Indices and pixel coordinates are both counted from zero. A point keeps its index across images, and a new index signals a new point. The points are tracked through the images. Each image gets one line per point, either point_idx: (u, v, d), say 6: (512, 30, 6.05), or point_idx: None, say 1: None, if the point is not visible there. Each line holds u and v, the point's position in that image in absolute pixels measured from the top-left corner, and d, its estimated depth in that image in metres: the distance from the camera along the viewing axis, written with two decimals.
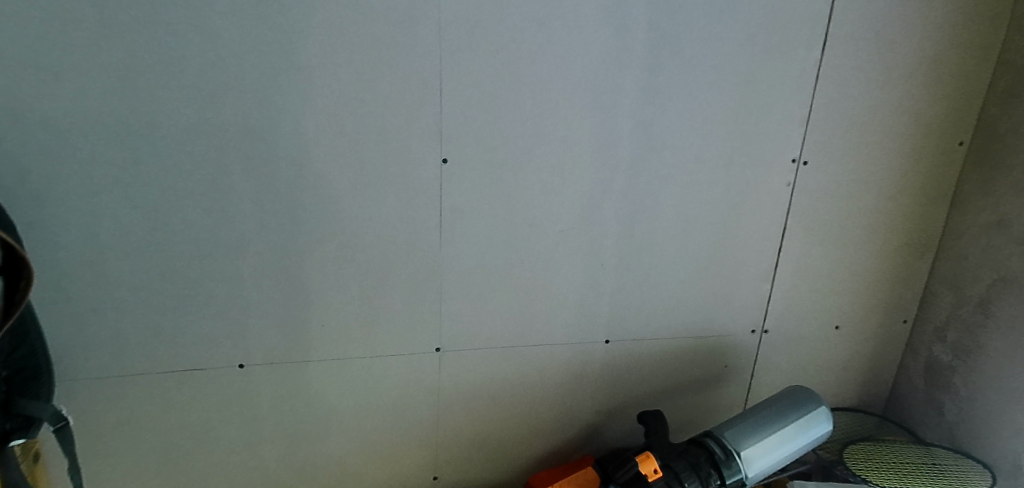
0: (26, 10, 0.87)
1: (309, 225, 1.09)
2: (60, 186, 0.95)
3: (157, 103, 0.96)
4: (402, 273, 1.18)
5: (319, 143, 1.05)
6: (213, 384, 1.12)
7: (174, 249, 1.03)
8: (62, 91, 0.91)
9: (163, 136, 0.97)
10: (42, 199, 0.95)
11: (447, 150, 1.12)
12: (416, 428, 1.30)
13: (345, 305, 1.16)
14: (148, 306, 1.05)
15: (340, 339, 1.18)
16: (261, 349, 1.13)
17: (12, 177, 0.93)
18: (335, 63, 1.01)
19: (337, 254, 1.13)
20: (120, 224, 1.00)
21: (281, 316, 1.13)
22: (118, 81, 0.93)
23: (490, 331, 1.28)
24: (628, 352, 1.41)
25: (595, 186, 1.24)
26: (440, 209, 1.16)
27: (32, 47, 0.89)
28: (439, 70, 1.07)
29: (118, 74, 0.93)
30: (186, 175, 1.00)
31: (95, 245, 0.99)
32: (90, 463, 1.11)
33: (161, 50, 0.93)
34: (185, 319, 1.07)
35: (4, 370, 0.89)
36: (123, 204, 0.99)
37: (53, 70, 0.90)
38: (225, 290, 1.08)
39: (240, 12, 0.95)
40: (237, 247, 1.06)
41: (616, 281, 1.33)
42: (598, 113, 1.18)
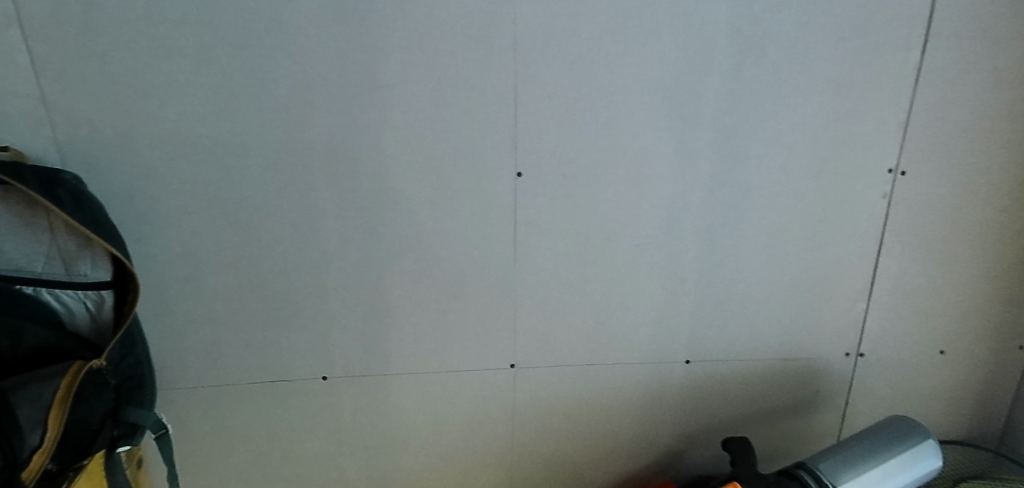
0: (132, 39, 0.90)
1: (388, 239, 1.11)
2: (163, 205, 1.00)
3: (250, 124, 0.99)
4: (478, 288, 1.18)
5: (397, 158, 1.07)
6: (298, 394, 1.16)
7: (263, 263, 1.07)
8: (166, 116, 0.95)
9: (255, 155, 1.01)
10: (146, 216, 1.00)
11: (522, 164, 1.12)
12: (492, 446, 1.29)
13: (421, 319, 1.17)
14: (239, 318, 1.09)
15: (417, 353, 1.19)
16: (342, 361, 1.16)
17: (121, 197, 0.98)
18: (413, 79, 1.03)
19: (415, 268, 1.14)
20: (216, 240, 1.04)
21: (361, 328, 1.15)
22: (215, 105, 0.96)
23: (566, 349, 1.26)
24: (710, 373, 1.35)
25: (674, 200, 1.20)
26: (515, 223, 1.15)
27: (139, 75, 0.92)
28: (514, 83, 1.07)
29: (215, 98, 0.96)
30: (275, 192, 1.03)
31: (193, 260, 1.04)
32: (188, 468, 1.17)
33: (254, 73, 0.96)
34: (274, 332, 1.11)
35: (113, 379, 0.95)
36: (219, 221, 1.03)
37: (157, 97, 0.94)
38: (309, 303, 1.11)
39: (326, 34, 0.97)
40: (320, 261, 1.09)
41: (696, 299, 1.28)
42: (675, 123, 1.15)
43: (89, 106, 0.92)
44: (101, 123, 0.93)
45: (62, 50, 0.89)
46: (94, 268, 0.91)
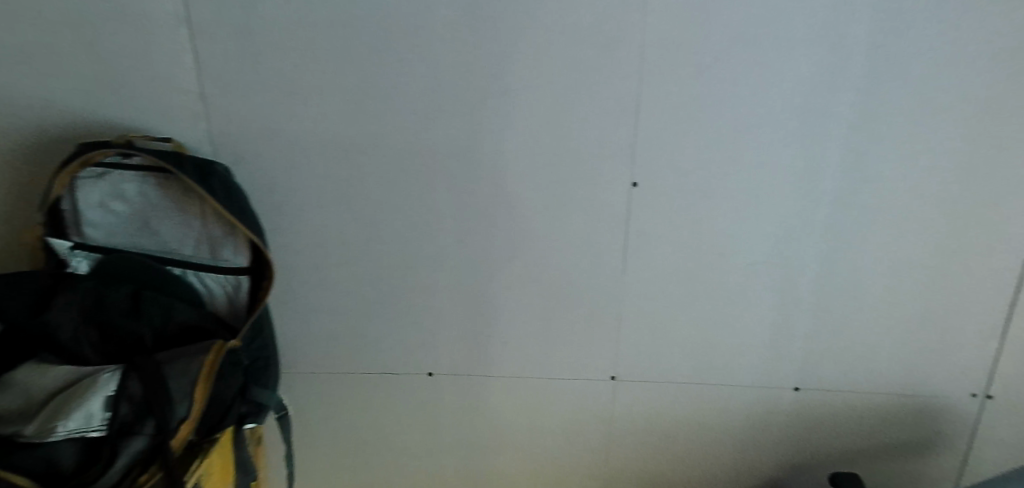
0: (282, 41, 0.95)
1: (500, 242, 1.12)
2: (297, 198, 1.05)
3: (382, 124, 1.03)
4: (584, 296, 1.17)
5: (515, 163, 1.08)
6: (404, 388, 1.19)
7: (382, 258, 1.11)
8: (307, 114, 1.00)
9: (384, 154, 1.04)
10: (281, 208, 1.06)
11: (637, 174, 1.10)
12: (586, 457, 1.28)
13: (526, 324, 1.18)
14: (356, 310, 1.14)
15: (518, 357, 1.19)
16: (448, 358, 1.18)
17: (261, 189, 1.04)
18: (537, 85, 1.03)
19: (523, 272, 1.14)
20: (342, 233, 1.09)
21: (467, 328, 1.17)
22: (352, 105, 1.01)
23: (668, 365, 1.23)
24: (819, 402, 1.28)
25: (794, 219, 1.15)
26: (626, 234, 1.14)
27: (286, 74, 0.97)
28: (637, 91, 1.05)
29: (353, 98, 1.00)
30: (398, 190, 1.07)
31: (320, 251, 1.09)
32: (298, 449, 1.23)
33: (388, 75, 1.00)
34: (387, 324, 1.15)
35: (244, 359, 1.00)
36: (345, 216, 1.07)
37: (301, 95, 0.99)
38: (421, 299, 1.14)
39: (458, 39, 0.99)
40: (434, 260, 1.12)
41: (810, 324, 1.22)
42: (802, 140, 1.09)
43: (241, 102, 0.98)
44: (250, 118, 0.99)
45: (221, 49, 0.94)
46: (235, 254, 0.97)
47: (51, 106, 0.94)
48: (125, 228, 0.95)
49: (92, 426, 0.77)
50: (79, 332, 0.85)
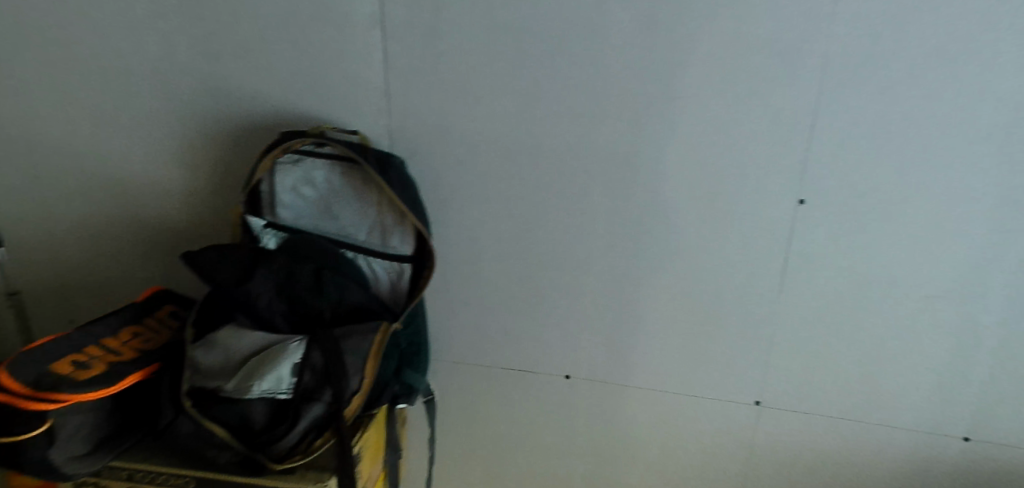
0: (463, 44, 0.99)
1: (652, 251, 1.10)
2: (460, 193, 1.10)
3: (546, 127, 1.04)
4: (734, 315, 1.12)
5: (676, 172, 1.05)
6: (542, 389, 1.20)
7: (533, 257, 1.13)
8: (478, 113, 1.04)
9: (546, 156, 1.06)
10: (445, 202, 1.11)
11: (806, 191, 1.04)
12: (720, 481, 1.24)
13: (670, 337, 1.15)
14: (503, 306, 1.16)
15: (658, 370, 1.17)
16: (588, 363, 1.18)
17: (430, 182, 1.10)
18: (708, 94, 1.00)
19: (673, 283, 1.12)
20: (497, 230, 1.12)
21: (610, 334, 1.16)
22: (521, 107, 1.03)
23: (818, 396, 1.15)
24: (993, 458, 1.14)
25: (983, 253, 1.03)
26: (785, 253, 1.08)
27: (464, 75, 1.01)
28: (816, 104, 0.99)
29: (522, 100, 1.02)
30: (556, 192, 1.08)
31: (475, 245, 1.13)
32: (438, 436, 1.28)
33: (559, 80, 1.01)
34: (531, 324, 1.17)
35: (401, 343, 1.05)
36: (503, 214, 1.10)
37: (475, 97, 1.03)
38: (566, 301, 1.15)
39: (631, 45, 0.98)
40: (584, 264, 1.12)
41: (990, 369, 1.10)
42: (1003, 166, 0.98)
43: (420, 101, 1.03)
44: (427, 116, 1.04)
45: (409, 50, 1.00)
46: (402, 242, 1.02)
47: (259, 98, 1.03)
48: (311, 212, 1.03)
49: (280, 389, 0.84)
50: (272, 302, 0.94)
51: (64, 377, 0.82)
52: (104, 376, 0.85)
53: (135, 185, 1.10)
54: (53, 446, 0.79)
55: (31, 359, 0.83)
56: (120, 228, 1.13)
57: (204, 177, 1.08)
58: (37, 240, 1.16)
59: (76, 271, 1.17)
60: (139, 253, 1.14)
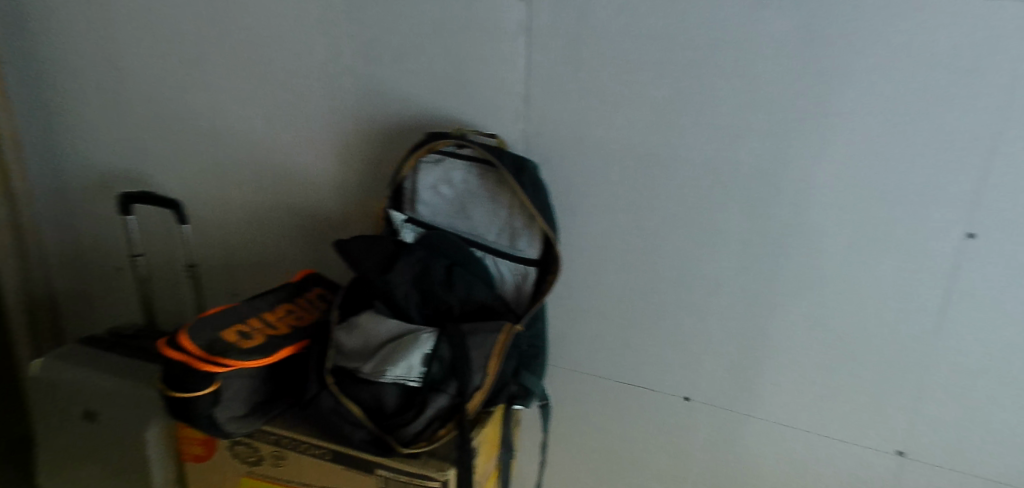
0: (605, 51, 0.96)
1: (789, 278, 0.99)
2: (590, 201, 1.05)
3: (683, 138, 0.96)
4: (882, 357, 0.98)
5: (826, 193, 0.92)
6: (660, 407, 1.15)
7: (659, 273, 1.05)
8: (615, 121, 0.99)
9: (681, 169, 0.98)
10: (574, 209, 1.07)
11: (975, 223, 0.86)
12: None
13: (805, 371, 1.03)
14: (625, 320, 1.11)
15: (791, 408, 1.06)
16: (710, 387, 1.10)
17: (561, 189, 1.06)
18: (870, 111, 0.87)
19: (814, 314, 0.99)
20: (624, 241, 1.06)
21: (737, 362, 1.06)
22: (659, 116, 0.96)
23: (981, 461, 0.98)
24: None
25: None
26: (946, 292, 0.91)
27: (603, 82, 0.97)
28: (998, 126, 0.82)
29: (661, 110, 0.96)
30: (690, 206, 0.99)
31: (601, 255, 1.08)
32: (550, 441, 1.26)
33: (703, 89, 0.93)
34: (651, 342, 1.11)
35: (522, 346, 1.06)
36: (631, 226, 1.04)
37: (612, 104, 0.98)
38: (691, 322, 1.07)
39: (785, 55, 0.88)
40: (714, 285, 1.03)
41: None
42: None
43: (558, 107, 1.01)
44: (563, 121, 1.02)
45: (551, 56, 0.98)
46: (528, 245, 1.03)
47: (409, 100, 1.09)
48: (447, 211, 1.07)
49: (410, 376, 0.89)
50: (407, 293, 0.98)
51: (231, 344, 0.93)
52: (262, 347, 0.95)
53: (297, 176, 1.21)
54: (219, 407, 0.91)
55: (206, 326, 0.94)
56: (281, 215, 1.25)
57: (354, 172, 1.17)
58: (213, 220, 1.31)
59: (242, 250, 1.31)
60: (295, 238, 1.26)
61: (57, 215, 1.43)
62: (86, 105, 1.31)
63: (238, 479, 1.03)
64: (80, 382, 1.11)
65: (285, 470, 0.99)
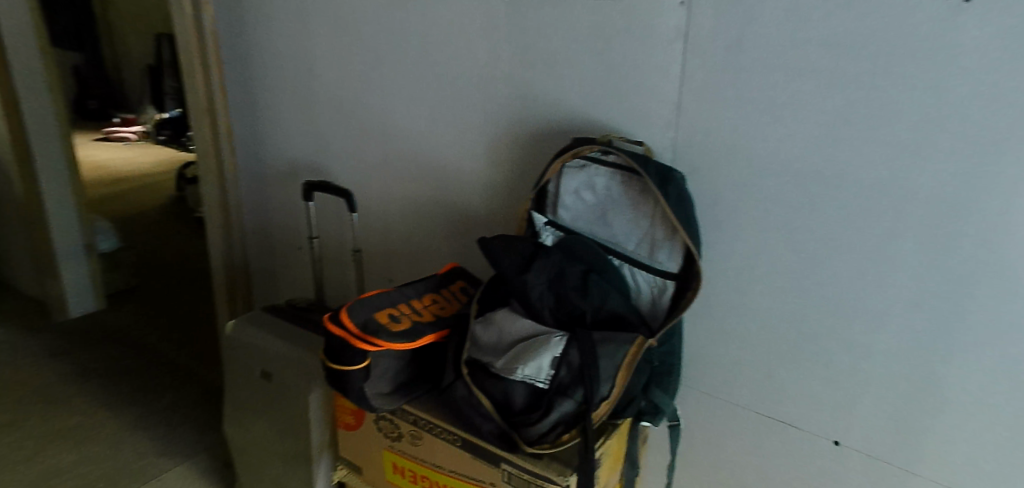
0: (766, 58, 0.88)
1: (969, 325, 0.82)
2: (739, 217, 0.97)
3: (848, 156, 0.84)
4: None
5: None
6: (804, 448, 1.01)
7: (811, 302, 0.93)
8: (773, 133, 0.90)
9: (846, 190, 0.86)
10: (721, 224, 0.99)
11: None
12: None
13: (990, 437, 0.84)
14: (770, 349, 1.00)
15: (977, 482, 0.87)
16: (865, 434, 0.95)
17: (709, 202, 0.99)
18: None
19: (1002, 371, 0.81)
20: (774, 264, 0.95)
21: (901, 414, 0.91)
22: (822, 129, 0.86)
23: None
24: None
25: None
26: None
27: (761, 91, 0.89)
28: None
29: (826, 123, 0.85)
30: (854, 231, 0.87)
31: (748, 276, 0.99)
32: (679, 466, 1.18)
33: (877, 101, 0.81)
34: (798, 378, 0.98)
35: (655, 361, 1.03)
36: (784, 248, 0.94)
37: (771, 112, 0.89)
38: (846, 362, 0.93)
39: (982, 65, 0.73)
40: (876, 323, 0.89)
41: None
42: None
43: (710, 116, 0.95)
44: (716, 131, 0.95)
45: (708, 62, 0.93)
46: (669, 258, 1.00)
47: (560, 104, 1.10)
48: (588, 217, 1.08)
49: (538, 377, 0.91)
50: (543, 295, 1.00)
51: (383, 325, 1.01)
52: (408, 331, 1.03)
53: (452, 175, 1.29)
54: (368, 382, 1.00)
55: (362, 306, 1.03)
56: (435, 210, 1.34)
57: (503, 172, 1.21)
58: (377, 211, 1.43)
59: (399, 241, 1.42)
60: (445, 232, 1.34)
61: (256, 197, 1.66)
62: (283, 103, 1.51)
63: (380, 451, 1.13)
64: (262, 345, 1.28)
65: (420, 449, 1.07)
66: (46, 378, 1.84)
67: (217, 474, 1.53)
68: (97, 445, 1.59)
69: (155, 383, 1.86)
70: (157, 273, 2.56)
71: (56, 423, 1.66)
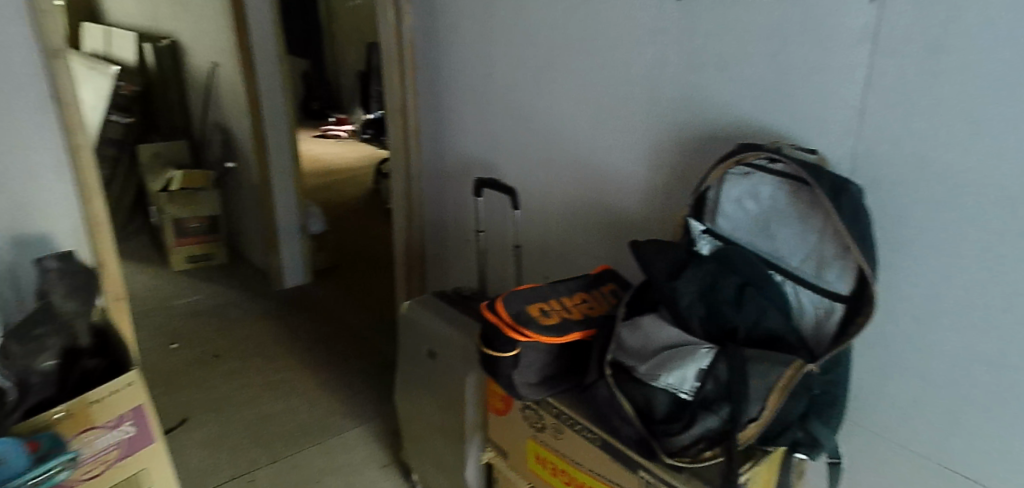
0: (975, 60, 0.76)
1: None
2: (929, 240, 0.85)
3: None
4: None
5: None
6: None
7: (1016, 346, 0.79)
8: (978, 145, 0.77)
9: None
10: (905, 245, 0.88)
11: None
12: None
13: None
14: (959, 394, 0.87)
15: None
16: None
17: (893, 220, 0.89)
18: None
19: None
20: (970, 296, 0.83)
21: None
22: None
23: None
24: None
25: None
26: None
27: (964, 98, 0.78)
28: None
29: None
30: None
31: (936, 308, 0.87)
32: None
33: None
34: (991, 434, 0.84)
35: (817, 389, 0.94)
36: (983, 279, 0.81)
37: (977, 124, 0.77)
38: None
39: None
40: None
41: None
42: None
43: (899, 125, 0.85)
44: (906, 141, 0.85)
45: (901, 66, 0.83)
46: (839, 279, 0.91)
47: (728, 109, 1.06)
48: (750, 227, 1.03)
49: (681, 388, 0.89)
50: (693, 304, 0.97)
51: (533, 318, 1.06)
52: (557, 326, 1.07)
53: (612, 179, 1.30)
54: (516, 370, 1.06)
55: (516, 298, 1.10)
56: (593, 213, 1.36)
57: (664, 177, 1.19)
58: (539, 210, 1.50)
59: (557, 240, 1.47)
60: (602, 235, 1.35)
61: (435, 192, 1.82)
62: (463, 106, 1.63)
63: (525, 440, 1.19)
64: (430, 327, 1.41)
65: (562, 443, 1.10)
66: (264, 336, 2.20)
67: (385, 439, 1.71)
68: (296, 398, 1.87)
69: (342, 351, 2.13)
70: (352, 255, 2.92)
71: (268, 374, 1.98)
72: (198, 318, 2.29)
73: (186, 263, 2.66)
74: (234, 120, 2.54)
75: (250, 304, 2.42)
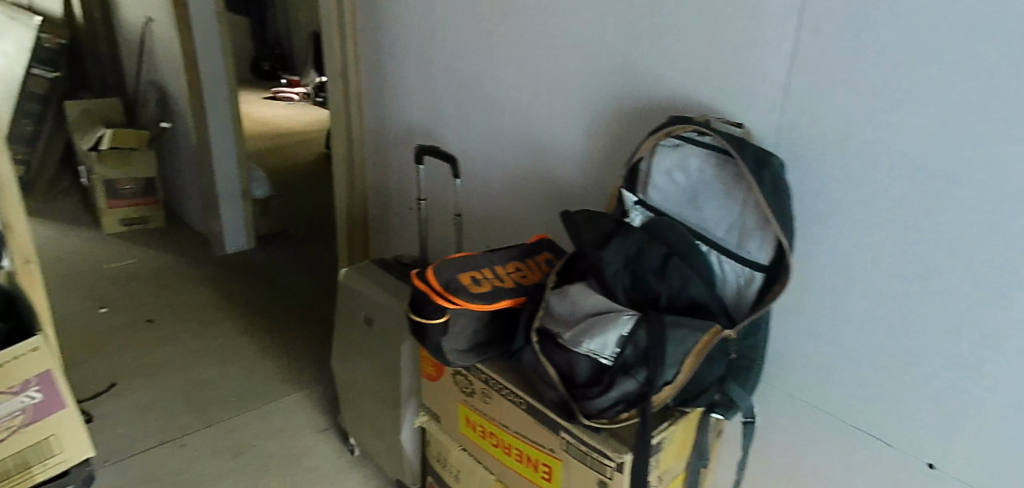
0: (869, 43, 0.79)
1: None
2: (829, 221, 0.89)
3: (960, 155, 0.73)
4: None
5: None
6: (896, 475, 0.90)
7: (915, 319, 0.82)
8: (875, 118, 0.80)
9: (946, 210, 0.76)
10: (811, 227, 0.92)
11: None
12: None
13: None
14: (863, 360, 0.90)
15: None
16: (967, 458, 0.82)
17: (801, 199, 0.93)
18: None
19: None
20: (868, 271, 0.86)
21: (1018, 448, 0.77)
22: (934, 127, 0.75)
23: None
24: None
25: None
26: None
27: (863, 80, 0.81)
28: None
29: (938, 118, 0.74)
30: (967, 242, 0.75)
31: (835, 268, 0.90)
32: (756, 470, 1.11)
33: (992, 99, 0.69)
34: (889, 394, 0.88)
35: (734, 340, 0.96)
36: (884, 253, 0.84)
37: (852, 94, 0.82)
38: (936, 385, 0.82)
39: None
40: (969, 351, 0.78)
41: None
42: None
43: (800, 105, 0.89)
44: (813, 125, 0.88)
45: (811, 48, 0.85)
46: (759, 249, 0.96)
47: (661, 82, 1.07)
48: (680, 198, 1.07)
49: (603, 353, 0.91)
50: (619, 273, 1.00)
51: (463, 285, 1.06)
52: (487, 294, 1.07)
53: (555, 149, 1.29)
54: (446, 337, 1.05)
55: (448, 266, 1.09)
56: (532, 184, 1.36)
57: (599, 150, 1.21)
58: (480, 179, 1.49)
59: (498, 209, 1.46)
60: (541, 206, 1.36)
61: (377, 159, 1.78)
62: (405, 69, 1.59)
63: (456, 404, 1.20)
64: (366, 294, 1.39)
65: (490, 407, 1.11)
66: (201, 300, 2.16)
67: (325, 404, 1.71)
68: (234, 364, 1.84)
69: (282, 318, 2.10)
70: (299, 220, 2.86)
71: (204, 341, 1.94)
72: (129, 282, 2.23)
73: (120, 225, 2.57)
74: (169, 77, 2.44)
75: (189, 269, 2.36)
